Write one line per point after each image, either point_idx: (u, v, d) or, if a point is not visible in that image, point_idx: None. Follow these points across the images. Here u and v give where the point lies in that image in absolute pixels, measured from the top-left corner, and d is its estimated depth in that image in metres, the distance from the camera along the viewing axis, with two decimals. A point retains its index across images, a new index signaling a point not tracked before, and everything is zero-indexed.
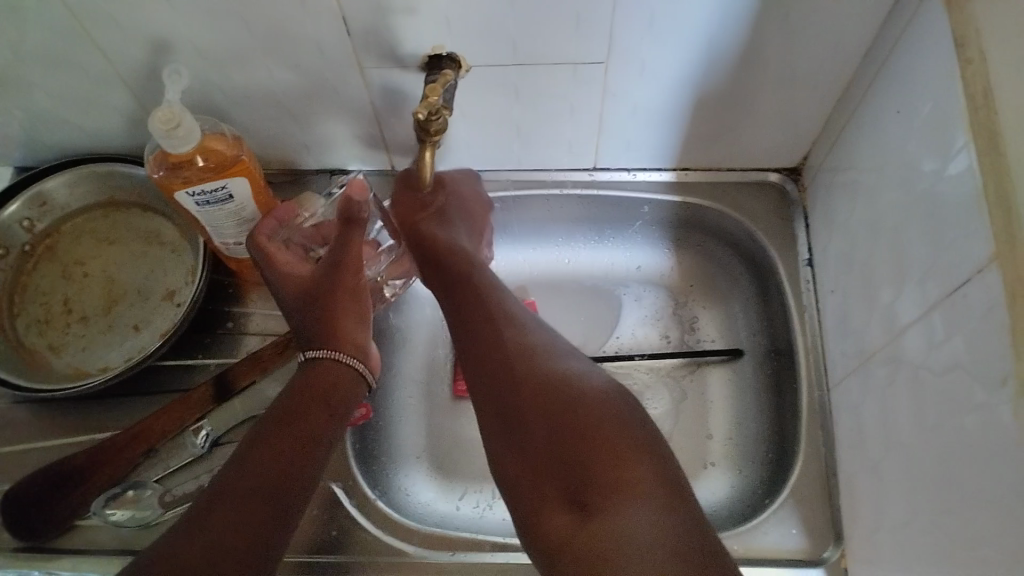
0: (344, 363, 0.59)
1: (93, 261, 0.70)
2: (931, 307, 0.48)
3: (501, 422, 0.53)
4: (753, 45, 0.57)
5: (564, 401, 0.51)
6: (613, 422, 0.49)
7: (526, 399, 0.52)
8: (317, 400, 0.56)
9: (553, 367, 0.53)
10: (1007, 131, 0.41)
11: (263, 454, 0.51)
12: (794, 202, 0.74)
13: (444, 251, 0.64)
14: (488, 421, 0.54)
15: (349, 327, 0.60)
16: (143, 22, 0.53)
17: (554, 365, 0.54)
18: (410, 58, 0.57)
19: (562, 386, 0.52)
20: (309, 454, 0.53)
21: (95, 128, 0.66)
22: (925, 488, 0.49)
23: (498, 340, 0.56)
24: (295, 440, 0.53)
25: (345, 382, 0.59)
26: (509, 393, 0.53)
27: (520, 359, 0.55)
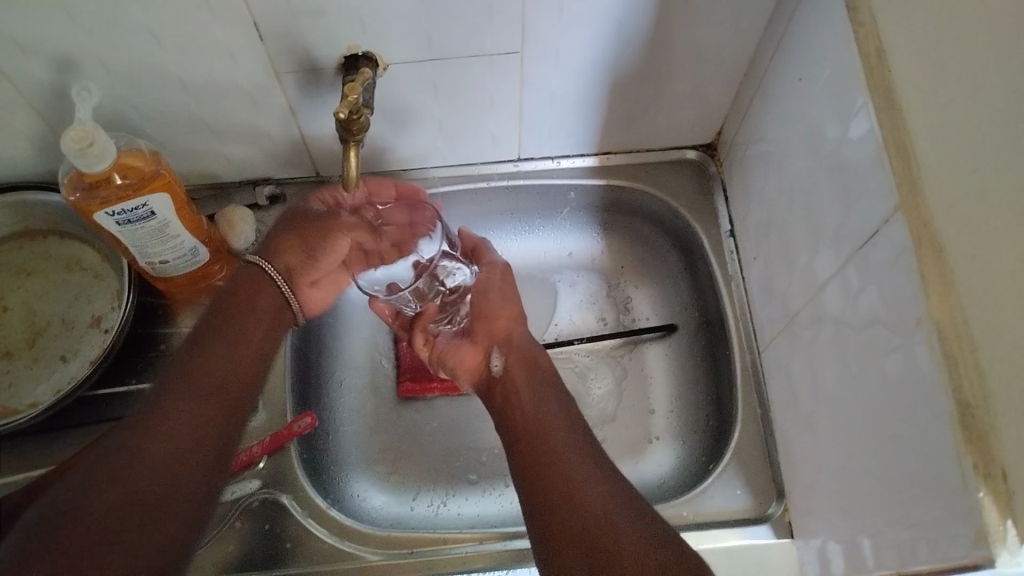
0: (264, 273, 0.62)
1: (12, 295, 0.67)
2: (845, 267, 0.50)
3: (531, 471, 0.54)
4: (660, 25, 0.58)
5: (554, 446, 0.55)
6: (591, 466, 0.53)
7: (542, 448, 0.55)
8: (251, 308, 0.60)
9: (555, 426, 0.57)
10: (902, 90, 0.43)
11: (210, 363, 0.55)
12: (712, 176, 0.76)
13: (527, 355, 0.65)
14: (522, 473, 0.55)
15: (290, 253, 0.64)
16: (39, 42, 0.51)
17: (556, 423, 0.57)
18: (320, 59, 0.56)
19: (551, 434, 0.56)
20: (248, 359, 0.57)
21: (0, 158, 0.63)
22: (853, 438, 0.51)
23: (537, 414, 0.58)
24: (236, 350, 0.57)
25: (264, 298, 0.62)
26: (537, 449, 0.55)
27: (542, 437, 0.56)
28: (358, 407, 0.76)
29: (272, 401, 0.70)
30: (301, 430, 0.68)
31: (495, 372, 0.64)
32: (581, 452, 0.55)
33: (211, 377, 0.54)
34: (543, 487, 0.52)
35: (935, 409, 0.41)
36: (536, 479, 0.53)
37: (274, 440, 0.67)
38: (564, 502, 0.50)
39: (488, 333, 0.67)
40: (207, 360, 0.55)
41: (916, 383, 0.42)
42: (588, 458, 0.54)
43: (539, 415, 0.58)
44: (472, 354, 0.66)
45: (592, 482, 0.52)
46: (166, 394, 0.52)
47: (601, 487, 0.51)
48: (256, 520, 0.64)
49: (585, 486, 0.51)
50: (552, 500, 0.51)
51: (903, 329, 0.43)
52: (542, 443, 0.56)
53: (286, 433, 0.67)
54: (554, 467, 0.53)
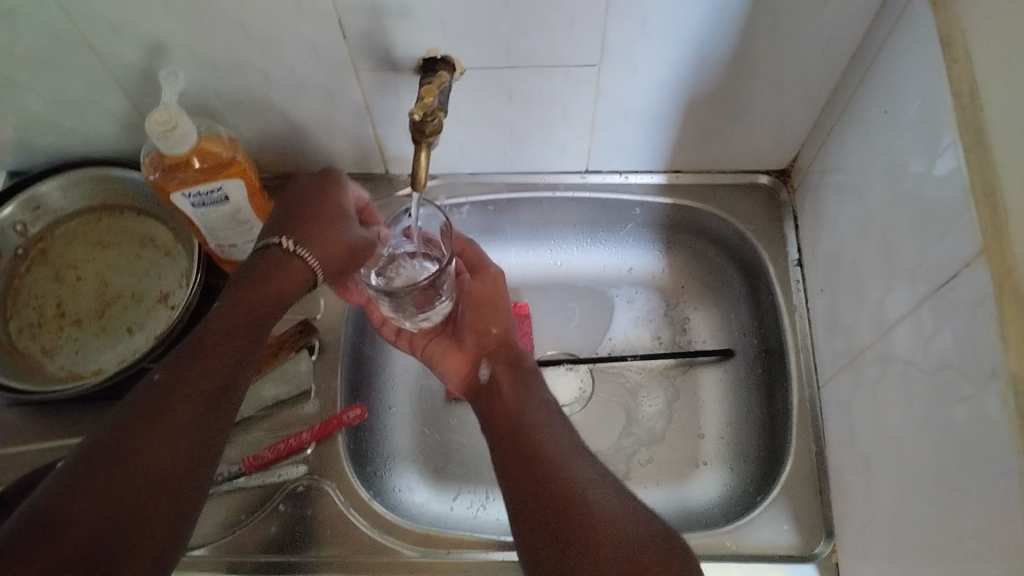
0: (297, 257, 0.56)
1: (87, 265, 0.70)
2: (918, 308, 0.49)
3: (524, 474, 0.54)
4: (744, 46, 0.57)
5: (552, 454, 0.55)
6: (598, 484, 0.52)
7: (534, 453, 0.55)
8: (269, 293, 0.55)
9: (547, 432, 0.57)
10: (995, 131, 0.41)
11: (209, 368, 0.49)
12: (784, 203, 0.74)
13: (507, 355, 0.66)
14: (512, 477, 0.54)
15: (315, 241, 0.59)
16: (133, 25, 0.53)
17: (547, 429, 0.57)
18: (400, 59, 0.57)
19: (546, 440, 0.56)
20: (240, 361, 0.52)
21: (88, 133, 0.66)
22: (913, 485, 0.49)
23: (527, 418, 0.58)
24: (232, 353, 0.51)
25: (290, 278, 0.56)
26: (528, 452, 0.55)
27: (525, 428, 0.57)
28: (406, 403, 0.77)
29: (324, 389, 0.70)
30: (350, 421, 0.68)
31: (480, 381, 0.65)
32: (557, 440, 0.56)
33: (206, 385, 0.48)
34: (522, 473, 0.54)
35: (1003, 464, 0.39)
36: (513, 468, 0.55)
37: (323, 428, 0.67)
38: (540, 490, 0.52)
39: (478, 342, 0.67)
40: (205, 361, 0.49)
41: (986, 436, 0.40)
42: (565, 447, 0.56)
43: (524, 408, 0.60)
44: (461, 362, 0.68)
45: (571, 472, 0.53)
46: (158, 396, 0.46)
47: (577, 475, 0.53)
48: (298, 506, 0.65)
49: (560, 472, 0.53)
50: (528, 487, 0.53)
51: (976, 378, 0.41)
52: (523, 433, 0.57)
53: (335, 422, 0.68)
54: (534, 457, 0.54)
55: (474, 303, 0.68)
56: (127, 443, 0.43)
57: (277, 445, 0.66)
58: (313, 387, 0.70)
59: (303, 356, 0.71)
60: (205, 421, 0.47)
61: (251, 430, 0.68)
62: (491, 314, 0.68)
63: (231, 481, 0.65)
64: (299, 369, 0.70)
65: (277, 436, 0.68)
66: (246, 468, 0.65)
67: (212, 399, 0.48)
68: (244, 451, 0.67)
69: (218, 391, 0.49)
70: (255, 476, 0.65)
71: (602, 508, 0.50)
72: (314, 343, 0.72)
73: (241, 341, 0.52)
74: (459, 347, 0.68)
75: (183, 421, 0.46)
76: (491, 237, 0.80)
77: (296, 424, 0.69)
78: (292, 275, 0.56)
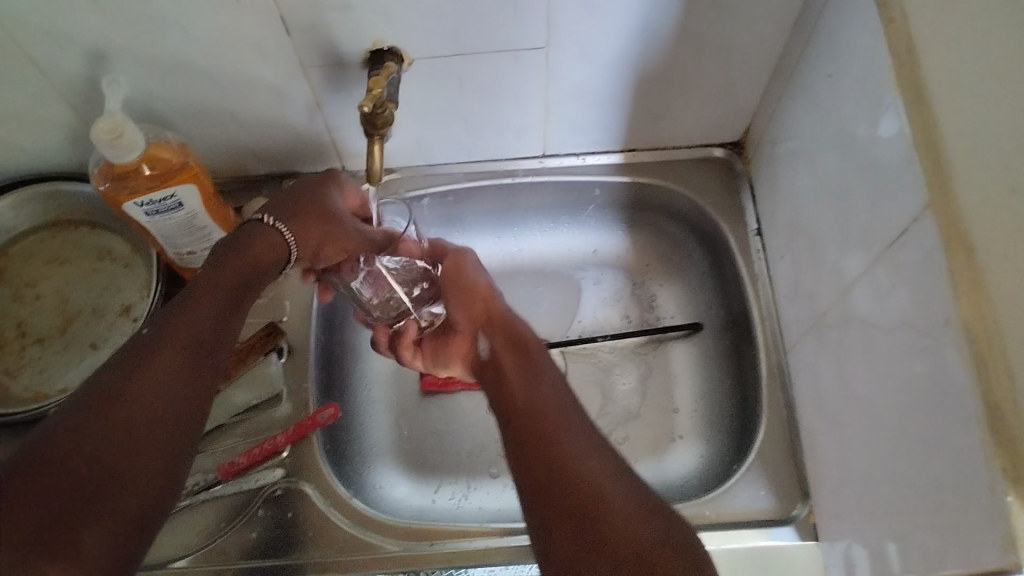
0: (275, 234, 0.61)
1: (44, 282, 0.68)
2: (874, 266, 0.49)
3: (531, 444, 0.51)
4: (689, 19, 0.57)
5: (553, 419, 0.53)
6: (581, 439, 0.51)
7: (538, 422, 0.53)
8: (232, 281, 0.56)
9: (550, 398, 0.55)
10: (935, 84, 0.42)
11: (171, 361, 0.47)
12: (740, 174, 0.75)
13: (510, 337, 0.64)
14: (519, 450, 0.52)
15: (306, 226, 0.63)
16: (72, 34, 0.52)
17: (550, 396, 0.55)
18: (347, 54, 0.57)
19: (549, 406, 0.54)
20: (208, 359, 0.50)
21: (36, 149, 0.64)
22: (880, 438, 0.50)
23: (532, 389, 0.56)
24: (197, 350, 0.49)
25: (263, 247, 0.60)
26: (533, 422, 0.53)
27: (537, 415, 0.53)
28: (380, 399, 0.76)
29: (296, 392, 0.70)
30: (323, 421, 0.68)
31: (482, 358, 0.65)
32: (570, 422, 0.53)
33: (170, 378, 0.46)
34: (538, 461, 0.50)
35: (963, 409, 0.40)
36: (529, 456, 0.51)
37: (297, 430, 0.67)
38: (546, 459, 0.49)
39: (470, 318, 0.67)
40: (167, 354, 0.47)
41: (946, 383, 0.41)
42: (579, 430, 0.52)
43: (536, 395, 0.56)
44: (460, 343, 0.68)
45: (585, 451, 0.50)
46: (117, 385, 0.44)
47: (591, 453, 0.50)
48: (278, 509, 0.64)
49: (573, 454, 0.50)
50: (539, 465, 0.49)
51: (932, 328, 0.42)
52: (536, 418, 0.53)
53: (309, 423, 0.67)
54: (542, 429, 0.52)
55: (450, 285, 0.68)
56: (75, 432, 0.40)
57: (251, 450, 0.66)
58: (285, 389, 0.70)
59: (273, 360, 0.69)
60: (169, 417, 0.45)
61: (224, 438, 0.67)
62: (474, 301, 0.67)
63: (209, 490, 0.64)
64: (270, 372, 0.69)
65: (251, 441, 0.67)
66: (223, 475, 0.65)
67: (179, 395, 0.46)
68: (218, 459, 0.66)
69: (183, 386, 0.47)
70: (232, 483, 0.65)
71: (608, 476, 0.48)
72: (282, 346, 0.70)
73: (207, 342, 0.50)
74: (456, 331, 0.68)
75: (143, 413, 0.43)
76: (454, 228, 0.80)
77: (269, 428, 0.68)
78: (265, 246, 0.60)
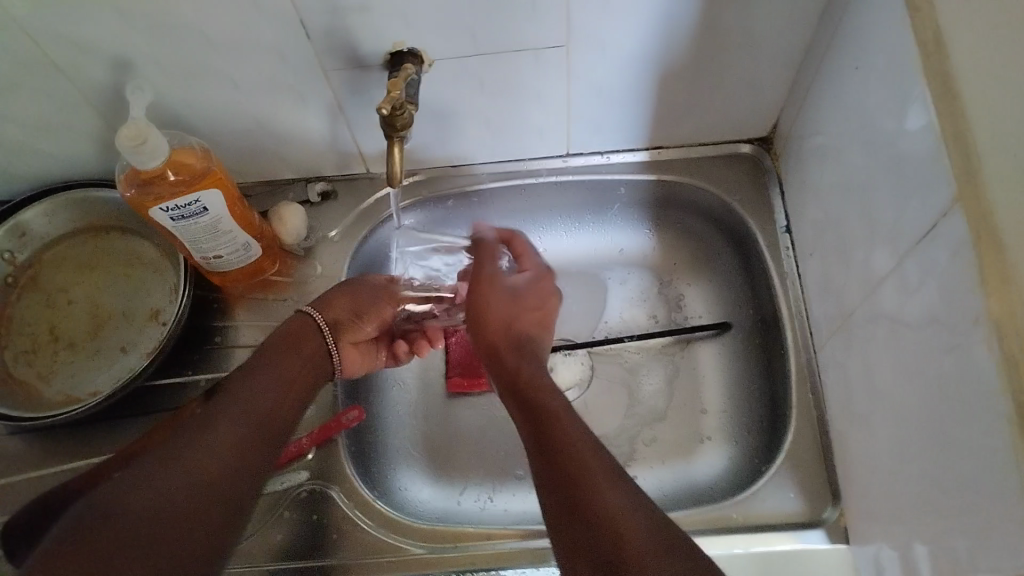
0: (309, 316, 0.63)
1: (76, 288, 0.70)
2: (902, 263, 0.48)
3: (552, 480, 0.50)
4: (711, 15, 0.57)
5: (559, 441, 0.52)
6: (589, 447, 0.51)
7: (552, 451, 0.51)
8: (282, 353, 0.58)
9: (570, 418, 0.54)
10: (964, 75, 0.41)
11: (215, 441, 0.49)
12: (767, 171, 0.74)
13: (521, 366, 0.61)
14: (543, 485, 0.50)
15: (338, 305, 0.65)
16: (96, 42, 0.53)
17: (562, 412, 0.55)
18: (367, 57, 0.57)
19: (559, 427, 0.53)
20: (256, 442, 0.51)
21: (66, 156, 0.66)
22: (910, 439, 0.49)
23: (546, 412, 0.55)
24: (246, 433, 0.51)
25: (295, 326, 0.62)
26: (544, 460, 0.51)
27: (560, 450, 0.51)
28: (405, 401, 0.77)
29: (322, 394, 0.70)
30: (349, 423, 0.69)
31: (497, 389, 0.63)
32: (598, 459, 0.50)
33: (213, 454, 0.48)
34: (565, 506, 0.47)
35: (994, 410, 0.38)
36: (556, 491, 0.49)
37: (322, 432, 0.68)
38: (563, 488, 0.48)
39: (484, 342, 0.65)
40: (211, 435, 0.49)
41: (976, 385, 0.40)
42: (603, 462, 0.50)
43: (557, 429, 0.53)
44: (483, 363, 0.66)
45: (602, 484, 0.48)
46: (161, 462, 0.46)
47: (599, 460, 0.50)
48: (304, 511, 0.65)
49: (594, 489, 0.47)
50: (562, 501, 0.48)
51: (962, 328, 0.41)
52: (558, 453, 0.51)
53: (335, 425, 0.68)
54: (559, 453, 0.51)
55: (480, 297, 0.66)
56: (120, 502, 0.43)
57: (277, 452, 0.67)
58: None
59: None
60: (213, 490, 0.47)
61: None
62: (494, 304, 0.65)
63: None
64: None
65: None
66: None
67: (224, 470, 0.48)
68: None
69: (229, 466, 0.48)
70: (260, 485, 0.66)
71: (632, 509, 0.46)
72: None
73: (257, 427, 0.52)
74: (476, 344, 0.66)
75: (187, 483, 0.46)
76: None
77: (295, 431, 0.69)
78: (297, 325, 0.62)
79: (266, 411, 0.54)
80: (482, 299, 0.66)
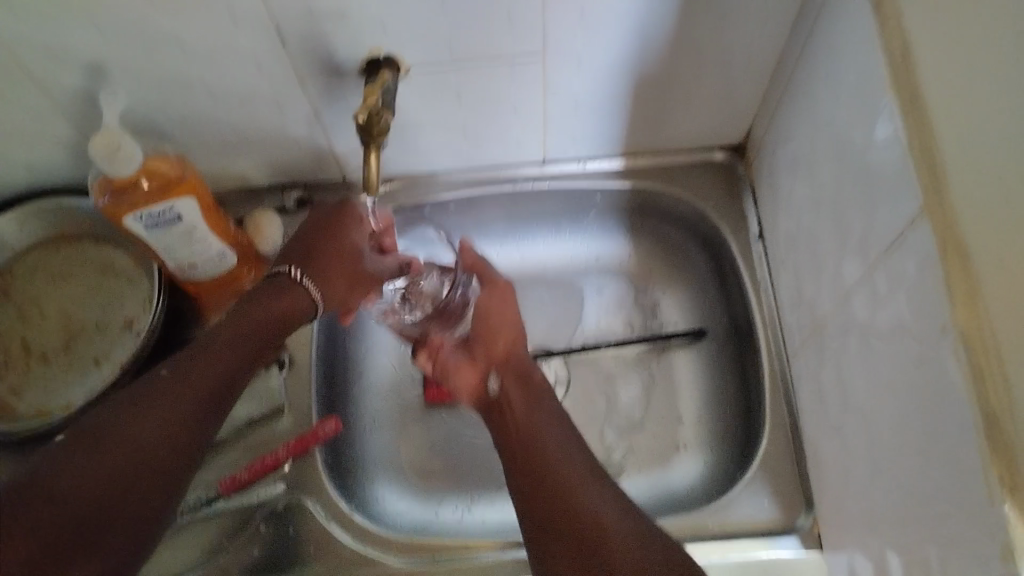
0: (303, 288, 0.63)
1: (49, 298, 0.69)
2: (872, 272, 0.49)
3: (528, 473, 0.56)
4: (685, 27, 0.57)
5: (540, 440, 0.58)
6: (559, 444, 0.58)
7: (528, 449, 0.58)
8: (266, 315, 0.60)
9: (548, 419, 0.61)
10: (930, 88, 0.41)
11: (174, 408, 0.50)
12: (741, 179, 0.74)
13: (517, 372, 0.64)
14: (519, 477, 0.57)
15: (336, 282, 0.65)
16: (69, 49, 0.53)
17: (543, 413, 0.61)
18: (343, 64, 0.57)
19: (538, 429, 0.59)
20: (210, 412, 0.53)
21: (39, 164, 0.65)
22: (881, 445, 0.49)
23: (530, 412, 0.61)
24: (202, 400, 0.52)
25: (290, 296, 0.62)
26: (525, 452, 0.58)
27: (537, 443, 0.58)
28: (384, 408, 0.76)
29: (298, 403, 0.70)
30: (326, 435, 0.68)
31: (490, 395, 0.64)
32: (573, 462, 0.57)
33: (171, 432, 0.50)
34: (538, 490, 0.55)
35: (963, 416, 0.39)
36: (535, 494, 0.55)
37: (299, 444, 0.66)
38: (540, 479, 0.55)
39: (485, 356, 0.66)
40: (167, 404, 0.50)
41: (945, 390, 0.41)
42: (572, 455, 0.57)
43: (535, 428, 0.60)
44: (467, 375, 0.65)
45: (577, 474, 0.55)
46: (130, 423, 0.48)
47: (571, 453, 0.57)
48: (277, 525, 0.64)
49: (567, 476, 0.55)
50: (537, 488, 0.55)
51: (931, 336, 0.41)
52: (550, 463, 0.56)
53: (311, 437, 0.67)
54: (538, 452, 0.57)
55: (480, 319, 0.66)
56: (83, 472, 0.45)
57: (253, 465, 0.66)
58: (287, 402, 0.70)
59: (274, 372, 0.70)
60: (158, 465, 0.48)
61: (227, 454, 0.68)
62: (498, 331, 0.66)
63: (210, 506, 0.64)
64: (272, 384, 0.70)
65: (252, 457, 0.68)
66: (224, 489, 0.65)
67: (173, 442, 0.50)
68: (220, 474, 0.67)
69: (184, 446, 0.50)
70: (234, 497, 0.65)
71: (599, 495, 0.54)
72: (285, 357, 0.71)
73: (214, 394, 0.53)
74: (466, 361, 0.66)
75: (136, 457, 0.48)
76: (456, 238, 0.80)
77: (271, 442, 0.68)
78: (291, 302, 0.62)
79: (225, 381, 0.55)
80: (479, 327, 0.66)
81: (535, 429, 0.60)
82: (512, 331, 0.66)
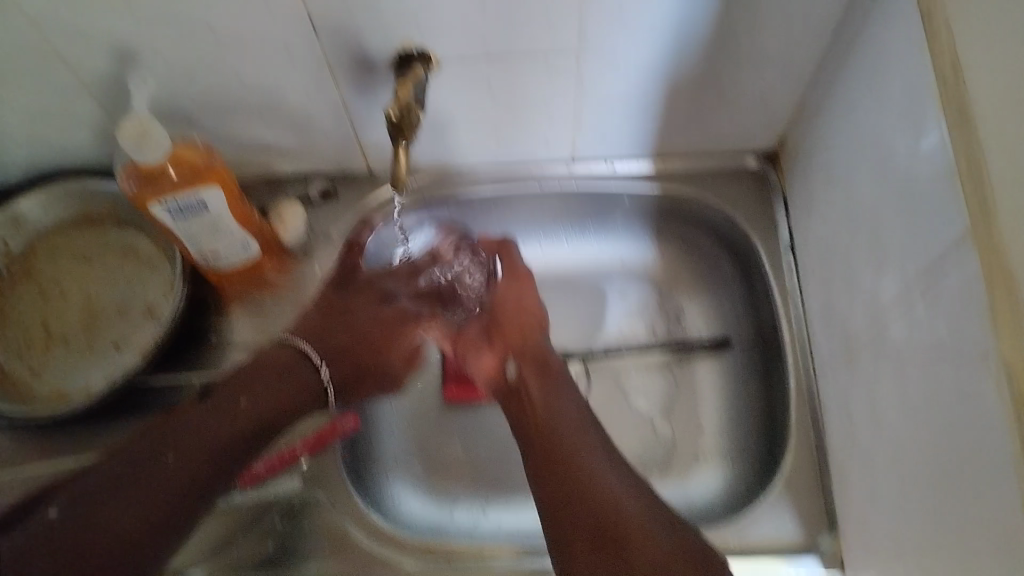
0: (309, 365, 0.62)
1: (70, 280, 0.69)
2: (911, 285, 0.47)
3: (551, 466, 0.55)
4: (724, 29, 0.56)
5: (562, 433, 0.57)
6: (578, 436, 0.57)
7: (552, 443, 0.57)
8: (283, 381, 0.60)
9: (569, 409, 0.60)
10: (979, 101, 0.40)
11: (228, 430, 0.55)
12: (773, 187, 0.73)
13: (535, 360, 0.65)
14: (540, 471, 0.56)
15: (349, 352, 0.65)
16: (100, 32, 0.52)
17: (563, 403, 0.60)
18: (374, 57, 0.56)
19: (558, 421, 0.58)
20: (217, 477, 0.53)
21: (66, 146, 0.65)
22: (912, 462, 0.48)
23: (548, 405, 0.60)
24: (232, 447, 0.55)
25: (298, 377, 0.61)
26: (547, 448, 0.57)
27: (554, 428, 0.58)
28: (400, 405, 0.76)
29: None
30: (344, 431, 0.69)
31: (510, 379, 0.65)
32: (597, 456, 0.55)
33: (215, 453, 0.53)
34: (562, 486, 0.54)
35: (999, 439, 0.38)
36: (561, 488, 0.53)
37: (317, 439, 0.67)
38: (561, 475, 0.54)
39: (505, 341, 0.68)
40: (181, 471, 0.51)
41: (981, 414, 0.40)
42: (592, 448, 0.56)
43: (558, 420, 0.59)
44: (487, 357, 0.68)
45: (602, 467, 0.54)
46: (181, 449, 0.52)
47: (597, 448, 0.56)
48: (292, 518, 0.64)
49: (593, 471, 0.54)
50: (559, 483, 0.54)
51: (971, 356, 0.40)
52: (573, 460, 0.55)
53: (329, 431, 0.68)
54: (559, 445, 0.56)
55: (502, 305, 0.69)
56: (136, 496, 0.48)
57: (269, 458, 0.66)
58: None
59: None
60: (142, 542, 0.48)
61: None
62: (516, 317, 0.69)
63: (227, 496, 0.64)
64: None
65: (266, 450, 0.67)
66: (242, 483, 0.65)
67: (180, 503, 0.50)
68: None
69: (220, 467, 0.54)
70: (249, 488, 0.65)
71: (627, 491, 0.53)
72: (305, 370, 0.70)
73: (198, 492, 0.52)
74: (489, 347, 0.69)
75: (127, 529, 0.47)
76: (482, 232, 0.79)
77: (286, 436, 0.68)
78: (296, 382, 0.61)
79: (211, 470, 0.53)
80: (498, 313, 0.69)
81: (558, 422, 0.58)
82: (531, 317, 0.69)
